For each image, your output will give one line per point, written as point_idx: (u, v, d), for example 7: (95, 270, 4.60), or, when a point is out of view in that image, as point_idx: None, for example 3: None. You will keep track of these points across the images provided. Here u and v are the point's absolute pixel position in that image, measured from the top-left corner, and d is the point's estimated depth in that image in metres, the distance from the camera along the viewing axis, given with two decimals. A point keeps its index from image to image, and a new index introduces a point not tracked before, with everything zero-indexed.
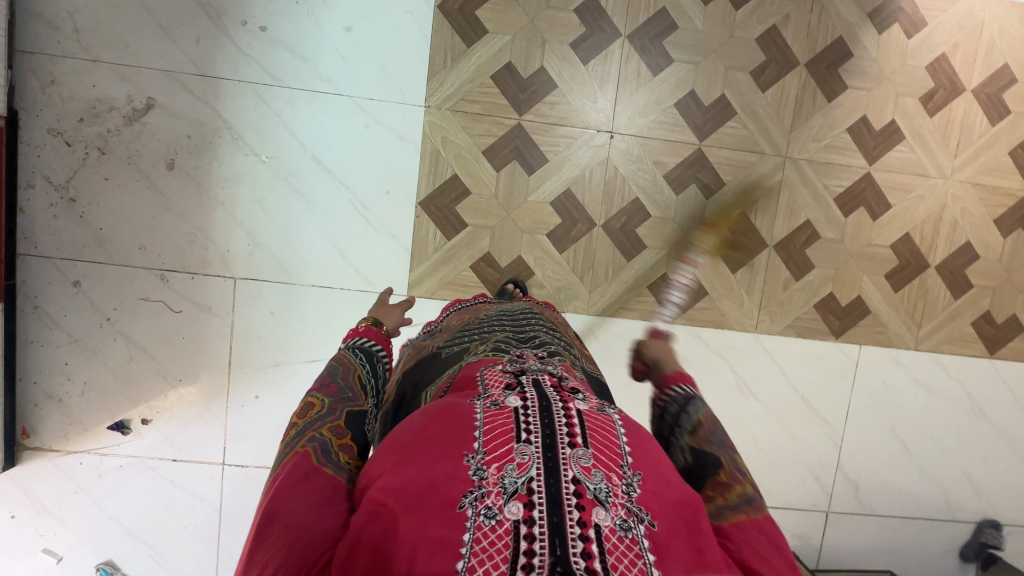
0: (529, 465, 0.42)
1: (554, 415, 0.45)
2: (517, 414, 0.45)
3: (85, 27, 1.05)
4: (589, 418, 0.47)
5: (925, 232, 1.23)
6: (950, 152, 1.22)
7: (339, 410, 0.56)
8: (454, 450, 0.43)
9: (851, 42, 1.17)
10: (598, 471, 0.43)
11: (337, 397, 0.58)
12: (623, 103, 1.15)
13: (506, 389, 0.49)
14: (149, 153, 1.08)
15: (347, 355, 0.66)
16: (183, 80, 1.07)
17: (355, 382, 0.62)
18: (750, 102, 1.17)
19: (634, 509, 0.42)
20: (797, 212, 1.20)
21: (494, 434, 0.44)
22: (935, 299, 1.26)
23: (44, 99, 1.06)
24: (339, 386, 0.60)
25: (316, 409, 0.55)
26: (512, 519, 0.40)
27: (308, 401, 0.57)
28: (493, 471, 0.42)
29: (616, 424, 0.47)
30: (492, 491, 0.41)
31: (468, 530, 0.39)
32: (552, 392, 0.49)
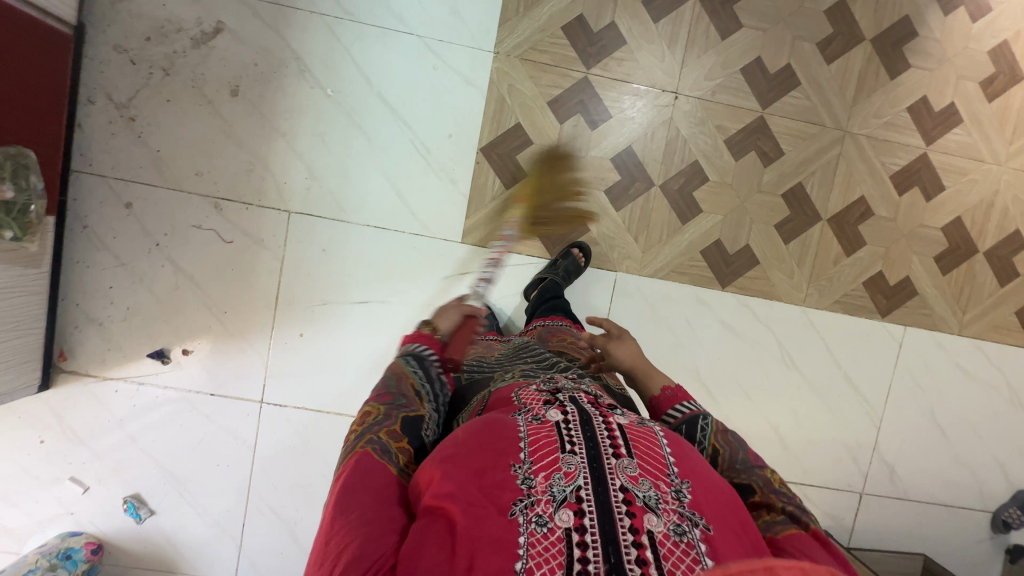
0: (575, 474, 0.49)
1: (596, 430, 0.53)
2: (560, 428, 0.53)
3: None
4: (631, 432, 0.54)
5: (976, 217, 1.24)
6: (1005, 139, 1.23)
7: (394, 417, 0.62)
8: (502, 458, 0.51)
9: (917, 22, 1.18)
10: (644, 480, 0.50)
11: (390, 405, 0.64)
12: (689, 65, 1.15)
13: (545, 404, 0.59)
14: (214, 78, 1.07)
15: (399, 364, 0.71)
16: (255, 7, 1.06)
17: (409, 390, 0.68)
18: (814, 73, 1.17)
19: (686, 515, 0.48)
20: (852, 186, 1.21)
21: (539, 447, 0.51)
22: (982, 285, 1.26)
23: (113, 15, 1.04)
24: (394, 395, 0.66)
25: (373, 415, 0.62)
26: (563, 527, 0.46)
27: (365, 409, 0.64)
28: (541, 480, 0.49)
29: (658, 436, 0.55)
30: (542, 500, 0.47)
31: (522, 534, 0.45)
32: (589, 409, 0.58)
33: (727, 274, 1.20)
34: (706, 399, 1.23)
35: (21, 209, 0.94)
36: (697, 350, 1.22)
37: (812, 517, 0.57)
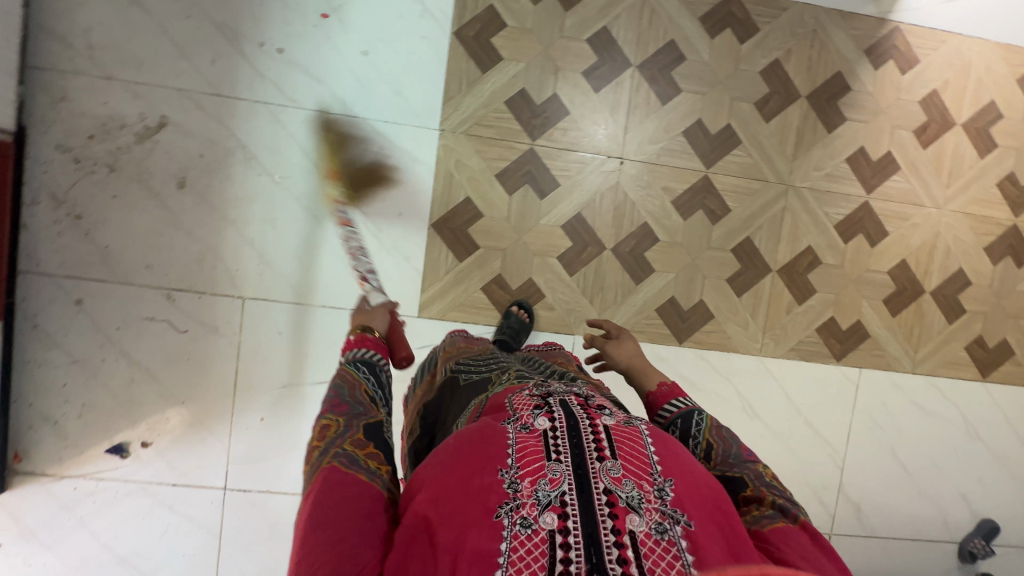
0: (560, 480, 0.48)
1: (582, 435, 0.52)
2: (546, 436, 0.52)
3: (98, 45, 1.04)
4: (617, 432, 0.53)
5: (920, 258, 1.28)
6: (942, 183, 1.27)
7: (355, 426, 0.60)
8: (489, 463, 0.50)
9: (849, 76, 1.22)
10: (628, 481, 0.49)
11: (350, 414, 0.61)
12: (633, 130, 1.17)
13: (534, 410, 0.57)
14: (160, 171, 1.07)
15: (349, 372, 0.69)
16: (198, 99, 1.07)
17: (363, 399, 0.66)
18: (754, 132, 1.20)
19: (669, 513, 0.48)
20: (798, 237, 1.24)
21: (526, 453, 0.50)
22: (931, 323, 1.30)
23: (54, 115, 1.05)
24: (349, 403, 0.64)
25: (333, 428, 0.59)
26: (547, 529, 0.45)
27: (323, 423, 0.60)
28: (526, 485, 0.48)
29: (643, 436, 0.54)
30: (527, 503, 0.47)
31: (505, 539, 0.45)
32: (578, 412, 0.56)
33: (683, 329, 1.23)
34: None
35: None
36: None
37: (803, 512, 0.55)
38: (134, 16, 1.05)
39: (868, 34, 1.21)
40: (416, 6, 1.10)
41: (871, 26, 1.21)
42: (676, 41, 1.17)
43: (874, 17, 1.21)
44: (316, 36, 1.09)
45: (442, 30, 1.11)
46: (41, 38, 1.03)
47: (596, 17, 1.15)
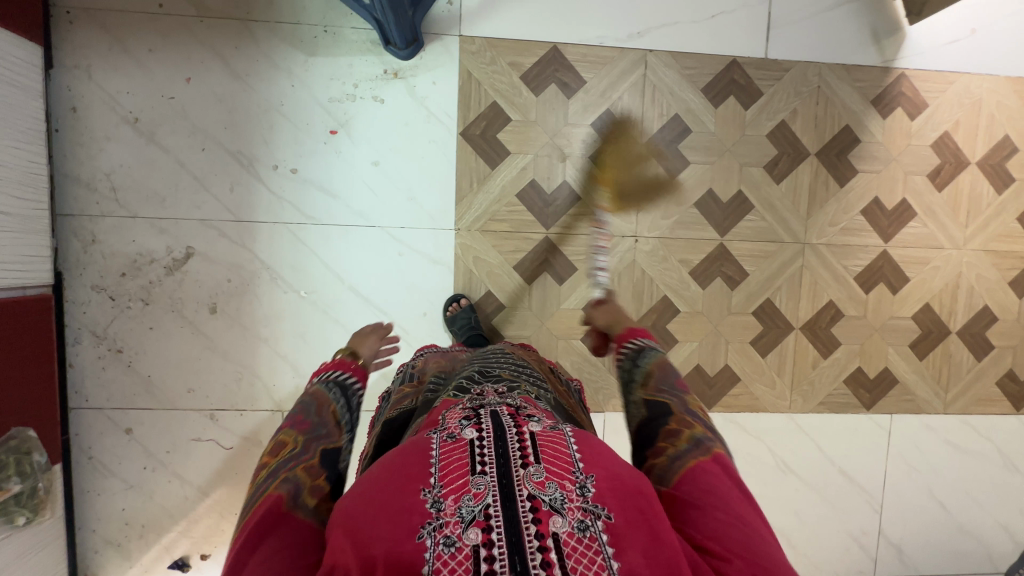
0: (484, 493, 0.44)
1: (508, 444, 0.48)
2: (472, 447, 0.48)
3: (121, 186, 1.08)
4: (542, 437, 0.50)
5: (944, 300, 1.27)
6: (961, 223, 1.26)
7: (313, 450, 0.55)
8: (411, 482, 0.45)
9: (858, 129, 1.21)
10: (551, 482, 0.45)
11: (308, 436, 0.57)
12: (645, 207, 1.18)
13: (462, 422, 0.53)
14: (191, 299, 1.11)
15: (319, 392, 0.62)
16: (221, 227, 1.10)
17: (331, 418, 0.61)
18: (766, 195, 1.21)
19: (590, 509, 0.44)
20: (819, 293, 1.24)
21: (449, 467, 0.46)
22: (959, 363, 1.29)
23: (87, 258, 1.09)
24: (313, 422, 0.59)
25: (288, 448, 0.55)
26: (471, 544, 0.41)
27: (277, 440, 0.56)
28: (450, 502, 0.43)
29: (567, 437, 0.51)
30: (450, 518, 0.42)
31: (429, 561, 0.40)
32: (506, 421, 0.53)
33: (710, 394, 1.24)
34: None
35: (30, 493, 0.95)
36: None
37: (719, 444, 0.57)
38: (152, 155, 1.08)
39: (873, 84, 1.20)
40: (421, 112, 1.12)
41: (876, 76, 1.20)
42: (680, 115, 1.17)
43: (878, 66, 1.20)
44: (327, 152, 1.11)
45: (449, 132, 1.13)
46: (68, 186, 1.07)
47: (598, 100, 1.15)
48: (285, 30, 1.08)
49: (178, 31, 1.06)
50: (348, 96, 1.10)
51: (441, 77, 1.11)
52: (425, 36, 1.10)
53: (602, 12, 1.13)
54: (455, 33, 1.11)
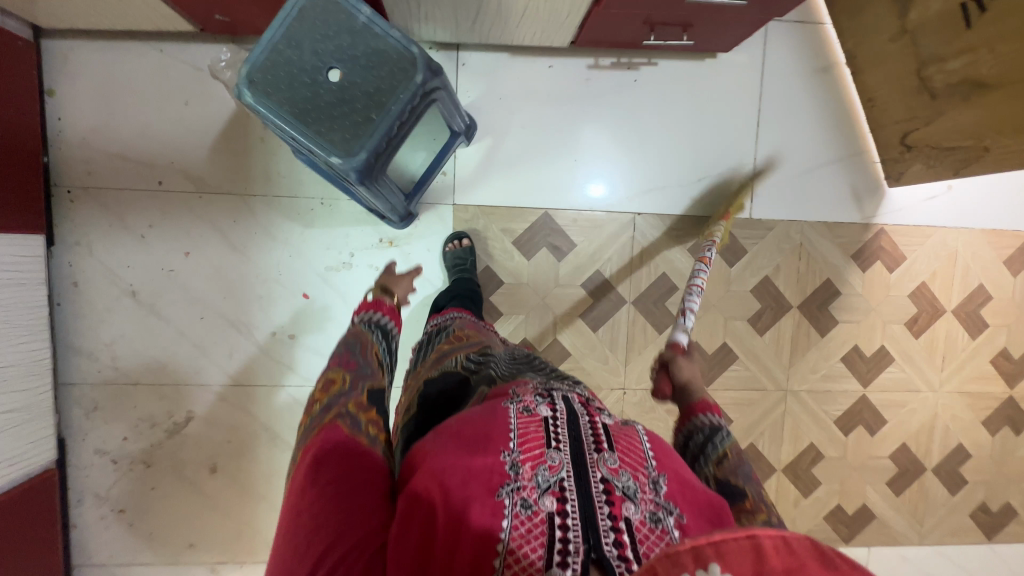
0: (560, 466, 0.48)
1: (581, 429, 0.53)
2: (548, 424, 0.52)
3: (121, 355, 1.11)
4: (616, 431, 0.54)
5: (920, 439, 1.32)
6: (937, 367, 1.31)
7: (359, 387, 0.65)
8: (492, 445, 0.49)
9: (838, 282, 1.25)
10: (624, 472, 0.49)
11: (355, 374, 0.67)
12: (633, 361, 1.22)
13: (536, 399, 0.57)
14: (192, 460, 1.14)
15: (365, 334, 0.76)
16: (220, 391, 1.13)
17: (372, 359, 0.73)
18: (750, 346, 1.25)
19: (662, 504, 0.47)
20: (800, 436, 1.29)
21: (527, 438, 0.50)
22: (934, 497, 1.35)
23: (89, 424, 1.11)
24: (358, 362, 0.70)
25: (338, 386, 0.64)
26: (546, 510, 0.44)
27: (329, 378, 0.66)
28: (528, 468, 0.47)
29: (640, 434, 0.54)
30: (528, 485, 0.46)
31: (506, 517, 0.43)
32: (578, 409, 0.57)
33: None
34: None
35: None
36: None
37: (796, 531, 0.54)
38: (153, 324, 1.11)
39: (852, 240, 1.25)
40: (416, 277, 1.15)
41: (855, 232, 1.25)
42: (667, 273, 1.21)
43: (858, 222, 1.25)
44: (323, 317, 1.14)
45: None
46: (70, 357, 1.10)
47: (589, 261, 1.19)
48: (281, 203, 1.10)
49: (177, 206, 1.09)
50: (344, 264, 1.13)
51: (435, 244, 1.15)
52: (419, 207, 1.13)
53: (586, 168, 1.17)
54: (449, 202, 1.14)
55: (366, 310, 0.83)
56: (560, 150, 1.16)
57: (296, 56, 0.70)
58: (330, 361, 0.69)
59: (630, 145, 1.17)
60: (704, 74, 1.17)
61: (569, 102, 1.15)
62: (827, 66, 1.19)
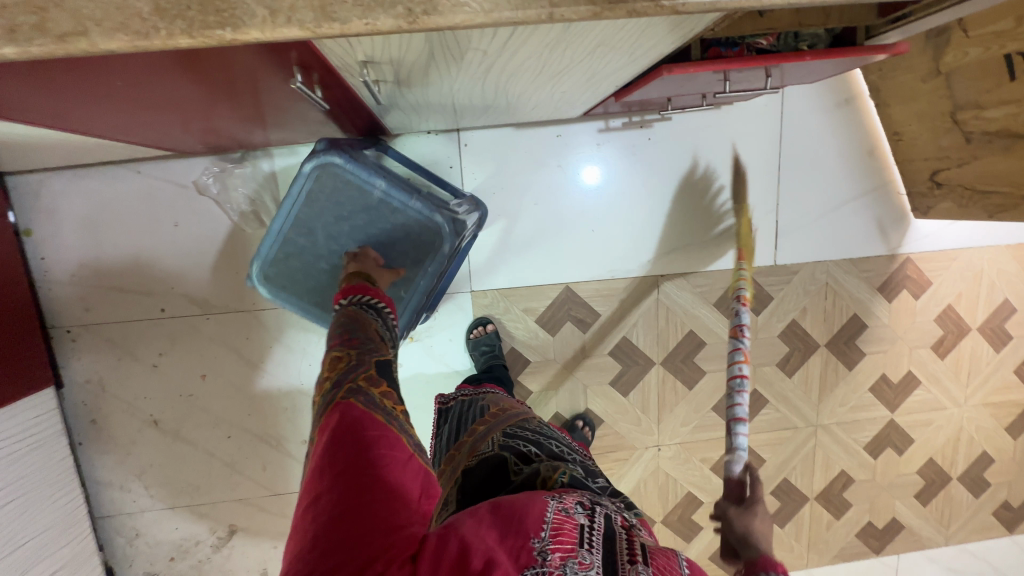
0: (590, 565, 0.47)
1: (617, 543, 0.51)
2: (582, 527, 0.50)
3: (153, 483, 1.09)
4: (652, 548, 0.53)
5: (946, 452, 1.35)
6: (962, 383, 1.32)
7: (366, 361, 0.68)
8: (522, 525, 0.47)
9: (865, 315, 1.24)
10: None
11: (363, 351, 0.70)
12: (665, 418, 1.22)
13: (575, 500, 0.54)
14: (243, 569, 1.15)
15: (363, 317, 0.77)
16: (258, 502, 1.12)
17: (374, 335, 0.76)
18: (780, 388, 1.25)
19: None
20: (831, 465, 1.31)
21: (561, 534, 0.48)
22: (959, 502, 1.39)
23: (133, 550, 1.11)
24: (360, 340, 0.72)
25: (346, 362, 0.67)
26: None
27: (336, 356, 0.69)
28: (557, 558, 0.46)
29: (679, 560, 0.53)
30: (554, 574, 0.44)
31: None
32: (615, 522, 0.54)
33: None
34: None
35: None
36: None
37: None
38: (180, 449, 1.08)
39: (878, 273, 1.22)
40: (441, 369, 1.12)
41: (881, 265, 1.22)
42: (694, 330, 1.18)
43: (884, 255, 1.21)
44: None
45: None
46: (101, 491, 1.08)
47: (614, 328, 1.15)
48: (292, 314, 1.05)
49: (184, 331, 1.03)
50: None
51: (457, 333, 1.11)
52: None
53: (586, 180, 1.09)
54: (467, 289, 1.10)
55: (349, 295, 0.79)
56: (576, 221, 1.10)
57: (307, 242, 0.88)
58: (333, 350, 0.70)
59: (649, 205, 1.11)
60: (721, 122, 1.10)
61: (580, 170, 1.08)
62: (850, 97, 1.12)
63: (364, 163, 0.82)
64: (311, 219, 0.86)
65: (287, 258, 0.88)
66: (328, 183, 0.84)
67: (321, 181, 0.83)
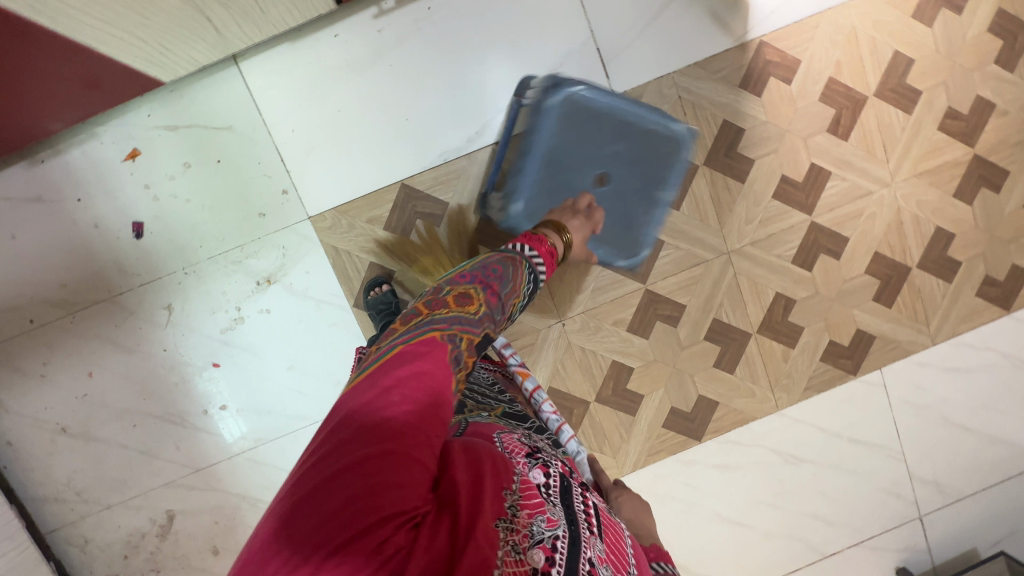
0: (556, 522, 0.49)
1: (573, 501, 0.54)
2: (541, 488, 0.52)
3: (84, 487, 1.14)
4: (604, 517, 0.56)
5: (892, 241, 1.21)
6: (881, 160, 1.18)
7: (483, 325, 0.65)
8: (500, 481, 0.48)
9: (737, 119, 1.13)
10: (608, 565, 0.50)
11: (489, 311, 0.67)
12: (558, 290, 1.17)
13: (528, 458, 0.56)
14: (194, 551, 1.16)
15: (520, 268, 0.76)
16: (186, 482, 1.15)
17: (507, 308, 0.71)
18: (671, 224, 1.16)
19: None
20: (762, 291, 1.20)
21: (528, 489, 0.50)
22: (931, 293, 1.24)
23: (87, 557, 1.15)
24: (498, 301, 0.69)
25: (473, 308, 0.65)
26: (531, 563, 0.44)
27: (467, 293, 0.66)
28: (524, 515, 0.47)
29: (624, 535, 0.57)
30: (521, 531, 0.45)
31: (501, 554, 0.43)
32: (569, 479, 0.57)
33: (697, 427, 1.22)
34: (744, 531, 1.25)
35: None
36: (710, 500, 1.24)
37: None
38: (97, 448, 1.13)
39: (734, 68, 1.11)
40: (308, 303, 1.11)
41: (734, 58, 1.11)
42: None
43: (732, 47, 1.11)
44: (240, 374, 1.13)
45: (344, 310, 1.11)
46: (41, 507, 1.13)
47: (466, 212, 1.10)
48: (152, 290, 1.09)
49: (59, 335, 1.09)
50: (236, 320, 1.11)
51: (312, 264, 1.10)
52: (278, 235, 1.09)
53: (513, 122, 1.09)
54: (303, 216, 1.09)
55: (534, 246, 0.83)
56: (447, 119, 1.08)
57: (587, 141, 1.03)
58: (474, 276, 0.70)
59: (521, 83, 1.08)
60: None
61: (467, 61, 1.07)
62: None
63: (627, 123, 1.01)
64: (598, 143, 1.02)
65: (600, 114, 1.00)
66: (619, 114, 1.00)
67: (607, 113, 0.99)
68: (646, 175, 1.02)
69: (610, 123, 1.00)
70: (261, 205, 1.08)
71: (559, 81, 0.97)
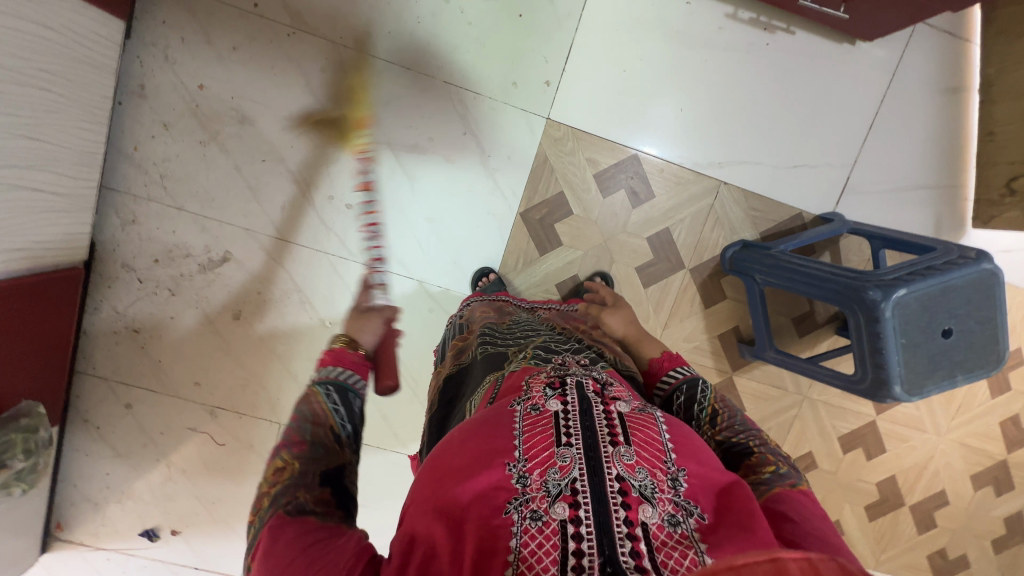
0: (570, 467, 0.48)
1: (594, 419, 0.53)
2: (557, 419, 0.53)
3: (171, 175, 1.06)
4: (631, 419, 0.54)
5: (909, 476, 1.36)
6: (949, 414, 1.34)
7: (312, 470, 0.53)
8: (496, 457, 0.49)
9: None
10: (641, 469, 0.49)
11: (309, 455, 0.55)
12: (672, 326, 1.20)
13: (547, 392, 0.57)
14: (218, 302, 1.12)
15: (313, 398, 0.61)
16: (263, 241, 1.10)
17: (328, 433, 0.58)
18: (788, 345, 1.23)
19: (682, 505, 0.47)
20: (802, 442, 1.31)
21: (534, 441, 0.51)
22: (903, 532, 1.39)
23: (122, 236, 1.07)
24: (309, 440, 0.56)
25: (286, 472, 0.53)
26: (558, 519, 0.45)
27: (277, 465, 0.54)
28: (536, 477, 0.48)
29: (658, 424, 0.55)
30: (537, 495, 0.46)
31: (516, 533, 0.44)
32: (589, 396, 0.57)
33: None
34: None
35: (30, 468, 0.97)
36: None
37: (802, 478, 0.57)
38: (210, 152, 1.06)
39: None
40: (487, 183, 1.11)
41: None
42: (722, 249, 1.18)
43: None
44: (386, 191, 1.10)
45: (509, 211, 1.13)
46: (118, 161, 1.04)
47: (661, 217, 1.16)
48: (377, 67, 1.05)
49: (266, 36, 1.03)
50: (420, 147, 1.09)
51: (517, 155, 1.11)
52: (513, 112, 1.09)
53: (645, 147, 1.13)
54: (543, 114, 1.10)
55: (341, 362, 0.69)
56: (633, 112, 1.12)
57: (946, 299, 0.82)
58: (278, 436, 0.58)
59: (775, 150, 1.15)
60: (839, 59, 1.13)
61: (666, 77, 1.11)
62: (957, 88, 1.16)
63: (979, 308, 0.82)
64: (948, 307, 0.81)
65: (967, 288, 0.81)
66: (979, 292, 0.82)
67: (974, 286, 0.82)
68: (965, 361, 0.84)
69: (969, 296, 0.82)
70: (520, 77, 1.08)
71: (986, 250, 0.82)
